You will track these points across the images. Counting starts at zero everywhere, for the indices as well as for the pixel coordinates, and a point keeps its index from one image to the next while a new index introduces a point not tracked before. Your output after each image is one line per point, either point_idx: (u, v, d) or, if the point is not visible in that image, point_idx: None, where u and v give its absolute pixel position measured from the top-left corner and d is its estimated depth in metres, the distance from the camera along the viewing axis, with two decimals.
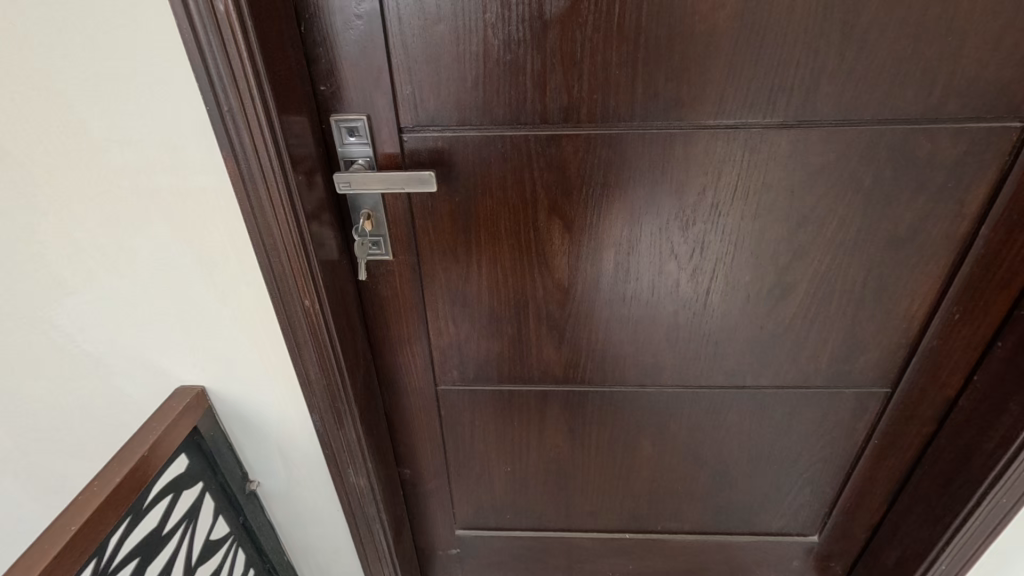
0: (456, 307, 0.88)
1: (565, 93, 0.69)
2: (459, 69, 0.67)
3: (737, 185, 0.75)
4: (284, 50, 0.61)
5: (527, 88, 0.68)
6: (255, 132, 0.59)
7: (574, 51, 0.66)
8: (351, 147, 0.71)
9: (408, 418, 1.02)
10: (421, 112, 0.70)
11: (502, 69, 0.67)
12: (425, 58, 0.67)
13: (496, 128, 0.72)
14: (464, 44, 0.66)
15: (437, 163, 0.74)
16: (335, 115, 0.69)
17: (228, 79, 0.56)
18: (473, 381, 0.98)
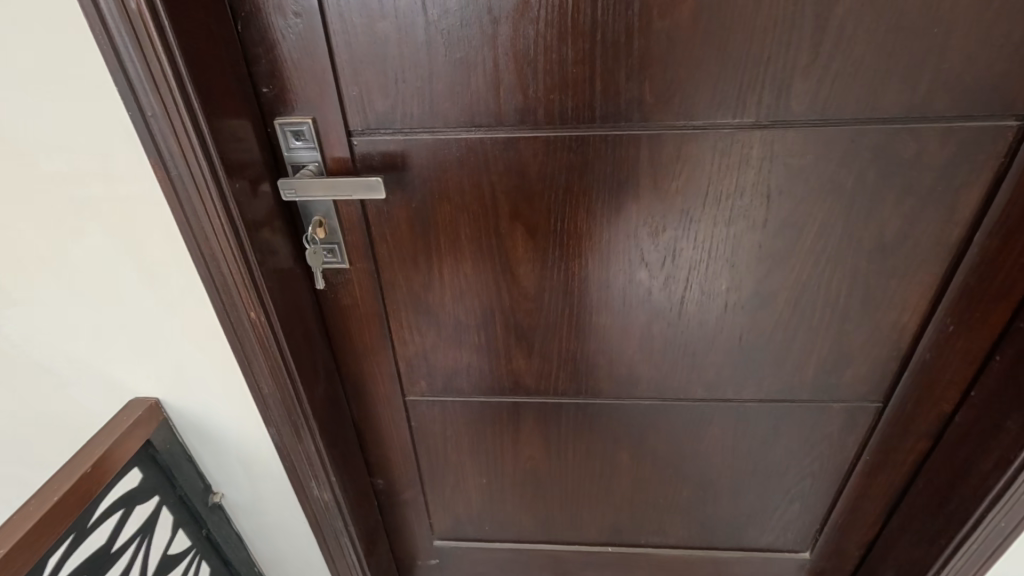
0: (420, 315, 0.85)
1: (520, 93, 0.64)
2: (406, 69, 0.64)
3: (708, 189, 0.70)
4: (216, 52, 0.58)
5: (479, 89, 0.64)
6: (182, 138, 0.56)
7: (526, 48, 0.62)
8: (298, 152, 0.68)
9: (378, 429, 0.99)
10: (369, 114, 0.67)
11: (451, 69, 0.63)
12: (370, 58, 0.63)
13: (449, 131, 0.68)
14: (409, 42, 0.62)
15: (390, 167, 0.70)
16: (279, 119, 0.66)
17: (148, 83, 0.53)
18: (442, 392, 0.94)
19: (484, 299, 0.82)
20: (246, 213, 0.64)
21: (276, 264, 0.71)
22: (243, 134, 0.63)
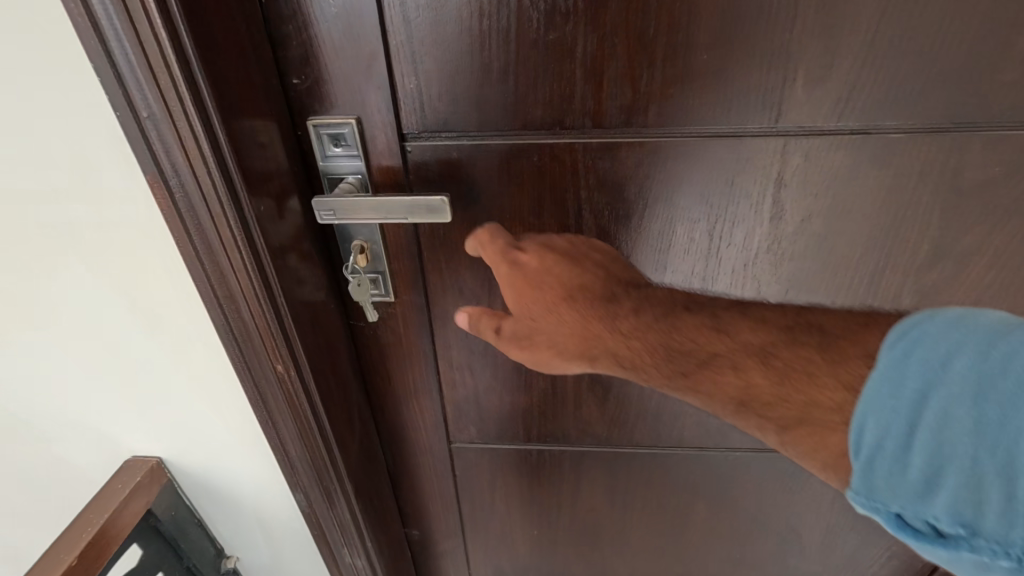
0: (476, 355, 0.70)
1: (626, 85, 0.49)
2: (481, 52, 0.49)
3: (855, 210, 0.55)
4: (236, 28, 0.43)
5: (575, 80, 0.49)
6: (189, 146, 0.42)
7: (644, 26, 0.47)
8: (337, 161, 0.53)
9: (418, 480, 0.85)
10: (429, 113, 0.52)
11: (541, 54, 0.48)
12: (433, 38, 0.48)
13: (530, 135, 0.53)
14: (488, 18, 0.47)
15: (452, 180, 0.55)
16: (313, 118, 0.51)
17: (144, 73, 0.39)
18: (494, 439, 0.80)
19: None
20: (274, 241, 0.49)
21: (310, 301, 0.56)
22: (269, 139, 0.48)
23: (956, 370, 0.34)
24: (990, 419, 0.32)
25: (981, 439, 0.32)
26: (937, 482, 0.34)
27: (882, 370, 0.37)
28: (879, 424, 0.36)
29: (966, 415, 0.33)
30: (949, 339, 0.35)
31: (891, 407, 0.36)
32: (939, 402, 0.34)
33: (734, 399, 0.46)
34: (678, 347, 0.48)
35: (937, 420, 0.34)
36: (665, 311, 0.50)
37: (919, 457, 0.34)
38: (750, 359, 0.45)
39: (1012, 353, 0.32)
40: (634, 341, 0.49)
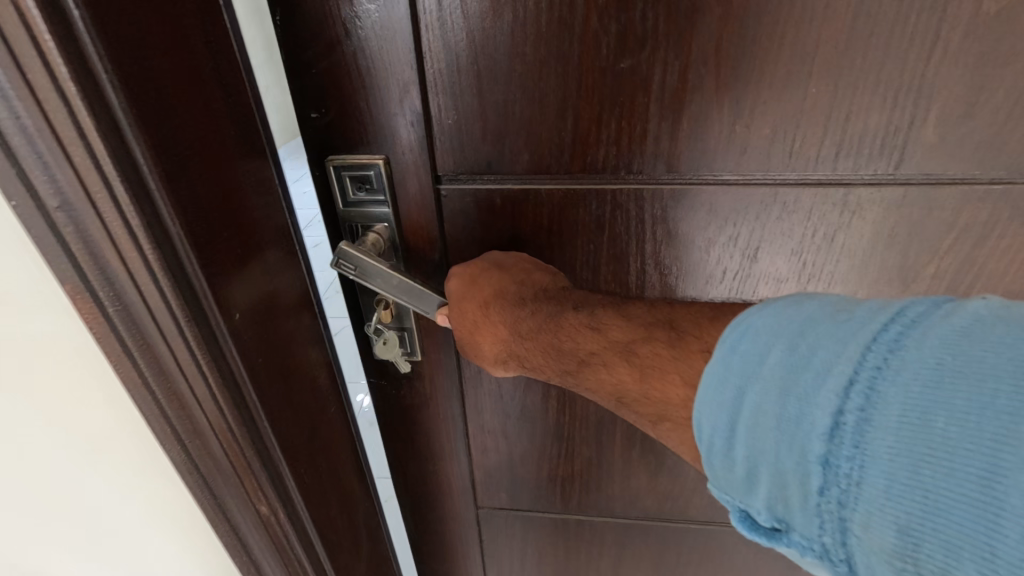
0: (513, 418, 0.62)
1: (711, 125, 0.41)
2: (535, 82, 0.40)
3: (993, 281, 0.44)
4: (198, 75, 0.31)
5: (648, 117, 0.41)
6: (126, 247, 0.30)
7: (738, 52, 0.38)
8: (359, 207, 0.45)
9: (441, 548, 0.76)
10: (469, 152, 0.43)
11: (608, 87, 0.40)
12: (479, 68, 0.40)
13: (589, 180, 0.44)
14: (546, 42, 0.39)
15: (493, 229, 0.47)
16: (334, 158, 0.44)
17: (55, 150, 0.27)
18: (528, 507, 0.71)
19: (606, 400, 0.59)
20: (259, 347, 0.38)
21: (306, 408, 0.45)
22: (253, 218, 0.36)
23: (767, 355, 0.28)
24: (791, 414, 0.26)
25: (781, 433, 0.27)
26: (751, 479, 0.28)
27: (709, 359, 0.30)
28: (705, 417, 0.30)
29: (771, 409, 0.27)
30: (768, 318, 0.29)
31: (711, 397, 0.29)
32: (747, 392, 0.28)
33: (613, 397, 0.39)
34: (557, 346, 0.41)
35: (749, 414, 0.28)
36: (549, 311, 0.42)
37: (733, 453, 0.29)
38: (614, 354, 0.38)
39: (817, 336, 0.27)
40: (531, 344, 0.43)
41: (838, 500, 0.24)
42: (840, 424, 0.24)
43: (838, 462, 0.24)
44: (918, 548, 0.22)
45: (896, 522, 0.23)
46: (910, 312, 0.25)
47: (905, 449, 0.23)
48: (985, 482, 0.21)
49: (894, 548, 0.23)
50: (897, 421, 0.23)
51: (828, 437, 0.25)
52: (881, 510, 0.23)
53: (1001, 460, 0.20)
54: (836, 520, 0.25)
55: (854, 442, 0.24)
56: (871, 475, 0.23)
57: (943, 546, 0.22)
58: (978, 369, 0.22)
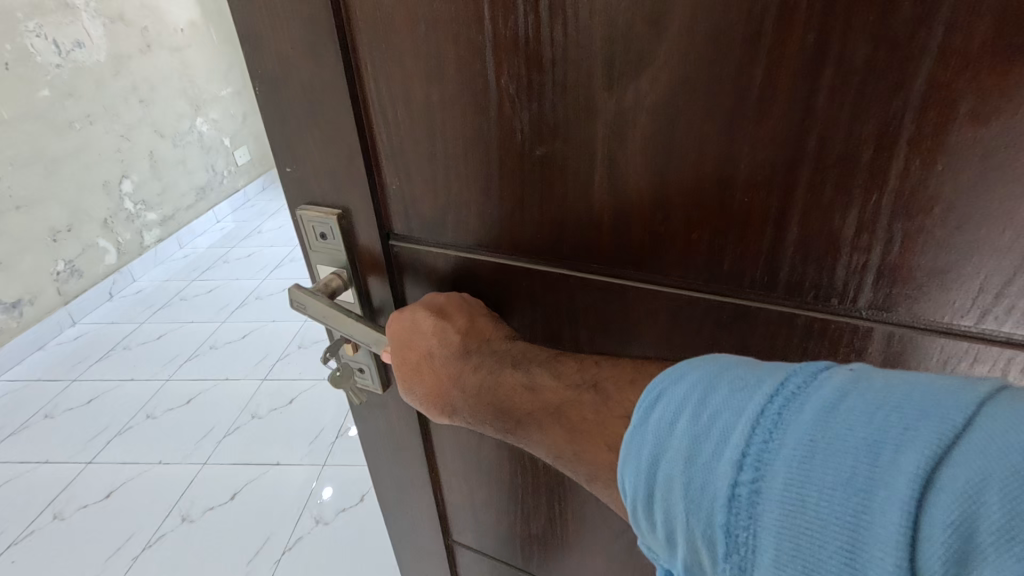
0: (474, 468, 0.61)
1: (646, 211, 0.39)
2: (467, 160, 0.42)
3: None
4: None
5: (574, 199, 0.41)
6: None
7: (660, 143, 0.36)
8: (321, 252, 0.50)
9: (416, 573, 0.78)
10: (413, 215, 0.46)
11: (535, 171, 0.41)
12: (419, 146, 0.43)
13: (523, 256, 0.46)
14: (474, 124, 0.40)
15: (442, 287, 0.50)
16: (302, 205, 0.48)
17: None
18: (495, 554, 0.70)
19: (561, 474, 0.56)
20: None
21: None
22: None
23: (676, 425, 0.30)
24: (696, 483, 0.28)
25: (689, 501, 0.29)
26: (669, 540, 0.31)
27: (630, 428, 0.33)
28: (628, 479, 0.32)
29: (679, 477, 0.29)
30: (680, 387, 0.31)
31: (635, 462, 0.31)
32: (663, 460, 0.30)
33: (551, 454, 0.41)
34: (497, 404, 0.44)
35: (663, 482, 0.30)
36: (489, 364, 0.45)
37: (654, 515, 0.31)
38: (553, 421, 0.41)
39: (717, 407, 0.29)
40: (470, 398, 0.45)
41: (738, 568, 0.27)
42: (735, 496, 0.27)
43: (736, 532, 0.27)
44: None
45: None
46: (794, 378, 0.28)
47: (788, 522, 0.25)
48: (847, 558, 0.24)
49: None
50: (783, 496, 0.26)
51: (726, 508, 0.27)
52: None
53: (856, 537, 0.24)
54: None
55: (749, 513, 0.26)
56: (762, 545, 0.26)
57: None
58: (842, 448, 0.25)
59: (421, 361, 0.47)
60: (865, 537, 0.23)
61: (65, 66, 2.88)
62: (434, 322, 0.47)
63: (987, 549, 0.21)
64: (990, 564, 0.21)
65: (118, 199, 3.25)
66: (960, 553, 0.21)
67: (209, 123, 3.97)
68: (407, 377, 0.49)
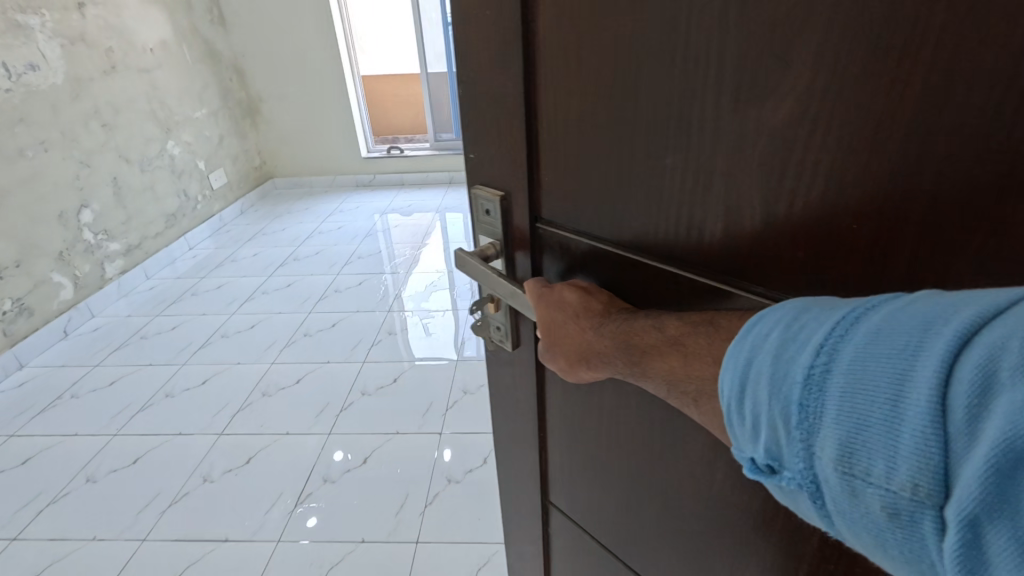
0: (573, 401, 0.77)
1: (758, 219, 0.50)
2: (608, 163, 0.58)
3: None
4: None
5: (699, 203, 0.53)
6: None
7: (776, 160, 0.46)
8: (488, 219, 0.74)
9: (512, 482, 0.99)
10: (562, 199, 0.65)
11: (663, 176, 0.54)
12: (574, 151, 0.61)
13: (650, 247, 0.59)
14: (617, 135, 0.56)
15: (577, 259, 0.67)
16: (480, 185, 0.73)
17: None
18: (599, 488, 0.81)
19: (649, 418, 0.68)
20: None
21: None
22: None
23: (771, 336, 0.41)
24: (780, 371, 0.39)
25: (774, 386, 0.39)
26: (755, 428, 0.41)
27: (734, 346, 0.44)
28: (727, 380, 0.43)
29: (767, 370, 0.40)
30: (778, 314, 0.42)
31: (734, 366, 0.42)
32: (758, 362, 0.41)
33: (666, 380, 0.50)
34: (630, 339, 0.55)
35: (755, 377, 0.41)
36: (625, 317, 0.57)
37: (744, 408, 0.41)
38: (668, 347, 0.50)
39: (806, 323, 0.40)
40: (609, 342, 0.57)
41: (808, 429, 0.37)
42: (810, 374, 0.37)
43: (807, 400, 0.37)
44: (853, 450, 0.34)
45: (838, 436, 0.35)
46: (870, 300, 0.38)
47: (847, 386, 0.35)
48: (890, 403, 0.33)
49: (838, 454, 0.35)
50: (845, 367, 0.35)
51: (802, 384, 0.37)
52: (833, 430, 0.35)
53: (900, 387, 0.33)
54: (806, 443, 0.37)
55: (820, 386, 0.36)
56: (826, 406, 0.36)
57: (868, 447, 0.34)
58: (895, 331, 0.34)
59: (570, 316, 0.62)
60: (907, 385, 0.32)
61: (15, 91, 2.85)
62: (580, 291, 0.63)
63: (1002, 382, 0.29)
64: (1007, 391, 0.29)
65: (79, 229, 3.24)
66: (981, 386, 0.30)
67: (179, 146, 4.13)
68: (559, 333, 0.63)
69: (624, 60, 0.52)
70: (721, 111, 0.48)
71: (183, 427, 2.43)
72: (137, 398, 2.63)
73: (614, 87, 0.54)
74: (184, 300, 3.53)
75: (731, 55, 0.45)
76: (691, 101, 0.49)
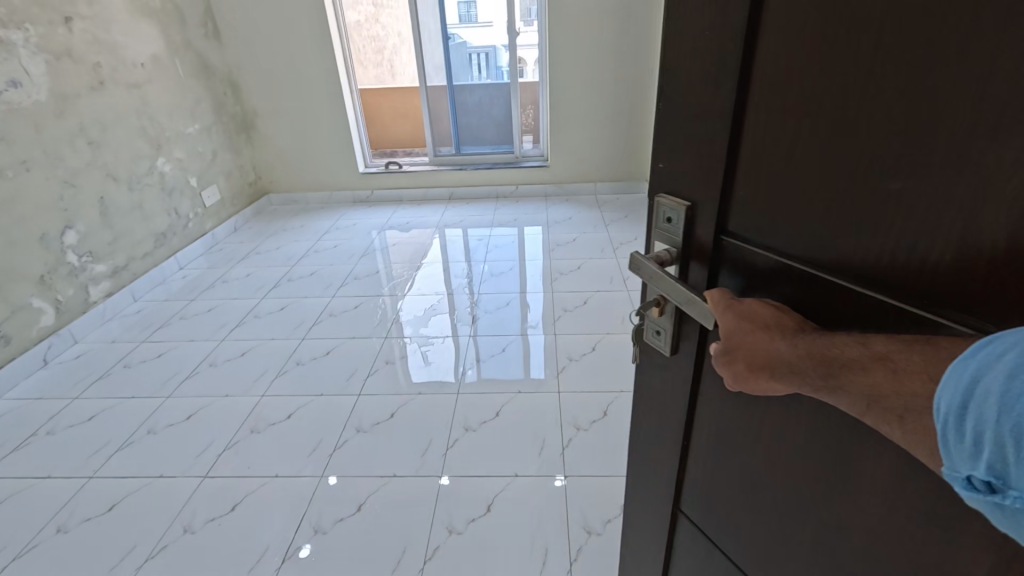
0: (738, 397, 0.80)
1: (1002, 243, 0.45)
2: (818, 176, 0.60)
3: None
4: None
5: (915, 227, 0.52)
6: None
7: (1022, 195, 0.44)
8: (668, 227, 0.79)
9: (659, 463, 1.04)
10: (750, 212, 0.69)
11: (880, 195, 0.54)
12: (783, 163, 0.63)
13: (854, 268, 0.58)
14: (835, 150, 0.57)
15: (766, 271, 0.69)
16: (665, 194, 0.78)
17: None
18: (755, 483, 0.82)
19: (826, 427, 0.67)
20: None
21: None
22: None
23: (1007, 354, 0.38)
24: (1017, 391, 0.37)
25: (1003, 404, 0.37)
26: (976, 444, 0.39)
27: (958, 361, 0.42)
28: (946, 395, 0.42)
29: (998, 387, 0.38)
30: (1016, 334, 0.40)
31: (958, 381, 0.41)
32: (987, 380, 0.39)
33: (869, 398, 0.50)
34: (833, 356, 0.54)
35: (982, 395, 0.39)
36: (827, 336, 0.56)
37: (965, 425, 0.40)
38: (880, 364, 0.49)
39: None
40: (810, 359, 0.56)
41: None
42: None
43: None
44: None
45: None
46: None
47: None
48: None
49: None
50: None
51: None
52: None
53: None
54: None
55: None
56: None
57: None
58: None
59: (759, 326, 0.63)
60: None
61: None
62: (773, 306, 0.65)
63: None
64: None
65: (61, 251, 3.09)
66: None
67: (168, 163, 4.00)
68: (744, 344, 0.64)
69: (855, 90, 0.53)
70: (960, 136, 0.46)
71: (162, 471, 2.27)
72: (112, 439, 2.45)
73: (837, 114, 0.55)
74: (169, 324, 3.37)
75: (996, 83, 0.44)
76: (921, 130, 0.49)
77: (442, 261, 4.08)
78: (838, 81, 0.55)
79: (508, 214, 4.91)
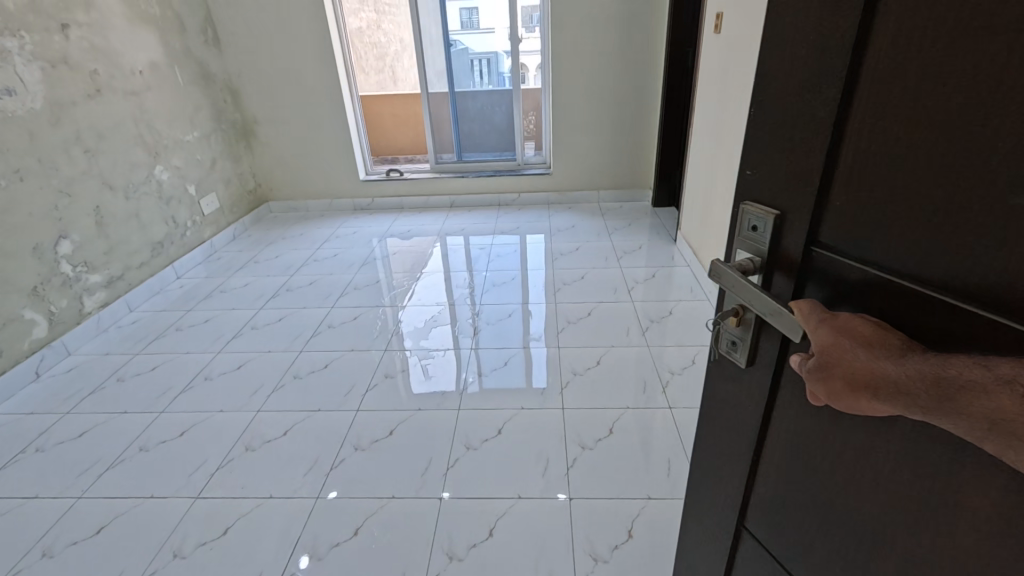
0: (821, 419, 0.75)
1: None
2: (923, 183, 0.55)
3: None
4: None
5: None
6: None
7: None
8: (752, 236, 0.78)
9: (729, 477, 1.01)
10: (843, 220, 0.65)
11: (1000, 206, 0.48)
12: (885, 171, 0.59)
13: (965, 287, 0.52)
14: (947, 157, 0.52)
15: (858, 285, 0.63)
16: (752, 202, 0.78)
17: None
18: (833, 516, 0.76)
19: (922, 463, 0.60)
20: None
21: None
22: None
23: None
24: None
25: None
26: None
27: None
28: None
29: None
30: None
31: None
32: None
33: (990, 422, 0.45)
34: (946, 377, 0.48)
35: None
36: (942, 357, 0.50)
37: None
38: (1003, 387, 0.44)
39: None
40: (925, 382, 0.49)
41: None
42: None
43: None
44: None
45: None
46: None
47: None
48: None
49: None
50: None
51: None
52: None
53: None
54: None
55: None
56: None
57: None
58: None
59: (859, 342, 0.56)
60: None
61: None
62: (871, 322, 0.58)
63: None
64: None
65: (55, 261, 3.03)
66: None
67: (167, 171, 3.95)
68: (840, 360, 0.57)
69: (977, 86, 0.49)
70: None
71: (153, 491, 2.19)
72: (103, 456, 2.38)
73: (953, 112, 0.51)
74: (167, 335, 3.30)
75: None
76: None
77: (442, 271, 4.01)
78: (959, 74, 0.50)
79: (511, 223, 4.84)
